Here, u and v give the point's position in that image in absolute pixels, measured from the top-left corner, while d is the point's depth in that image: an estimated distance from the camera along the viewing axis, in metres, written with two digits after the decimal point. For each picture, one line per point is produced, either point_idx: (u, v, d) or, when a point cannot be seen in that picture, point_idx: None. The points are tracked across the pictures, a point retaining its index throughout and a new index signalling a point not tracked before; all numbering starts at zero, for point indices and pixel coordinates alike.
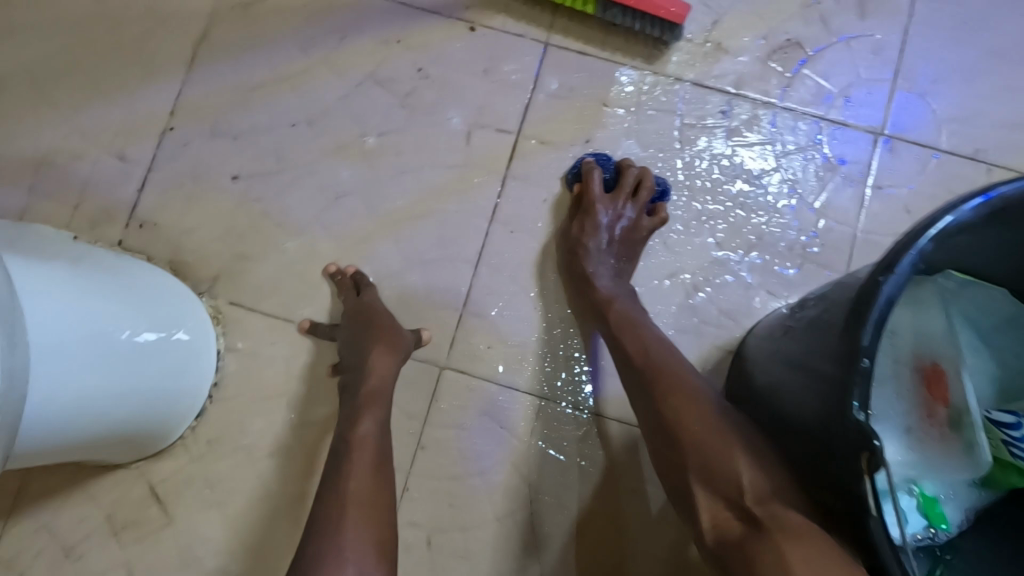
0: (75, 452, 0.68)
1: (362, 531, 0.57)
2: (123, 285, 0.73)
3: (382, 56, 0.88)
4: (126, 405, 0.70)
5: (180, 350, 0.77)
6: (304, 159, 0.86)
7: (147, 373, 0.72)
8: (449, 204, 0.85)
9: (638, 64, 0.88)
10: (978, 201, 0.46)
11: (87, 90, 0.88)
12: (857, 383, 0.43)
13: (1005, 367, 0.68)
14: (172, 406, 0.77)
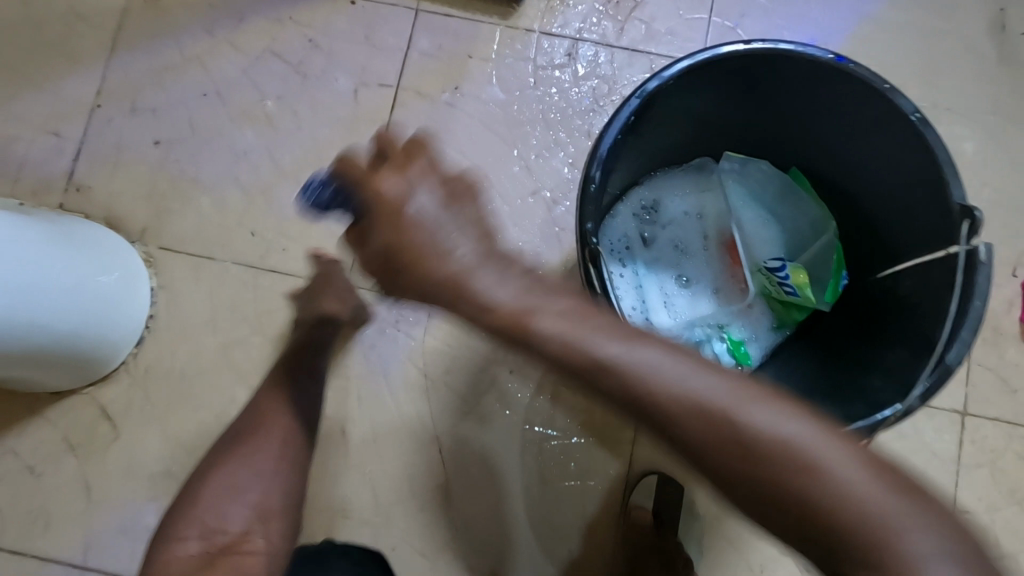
0: (38, 367, 0.84)
1: (280, 422, 0.78)
2: (77, 234, 0.88)
3: (276, 32, 1.03)
4: (78, 329, 0.85)
5: (123, 287, 0.92)
6: (215, 124, 1.01)
7: (97, 304, 0.87)
8: (342, 150, 1.01)
9: (496, 22, 1.04)
10: (673, 68, 0.61)
11: (23, 81, 1.03)
12: (585, 202, 0.60)
13: (789, 228, 0.79)
14: (97, 334, 0.88)
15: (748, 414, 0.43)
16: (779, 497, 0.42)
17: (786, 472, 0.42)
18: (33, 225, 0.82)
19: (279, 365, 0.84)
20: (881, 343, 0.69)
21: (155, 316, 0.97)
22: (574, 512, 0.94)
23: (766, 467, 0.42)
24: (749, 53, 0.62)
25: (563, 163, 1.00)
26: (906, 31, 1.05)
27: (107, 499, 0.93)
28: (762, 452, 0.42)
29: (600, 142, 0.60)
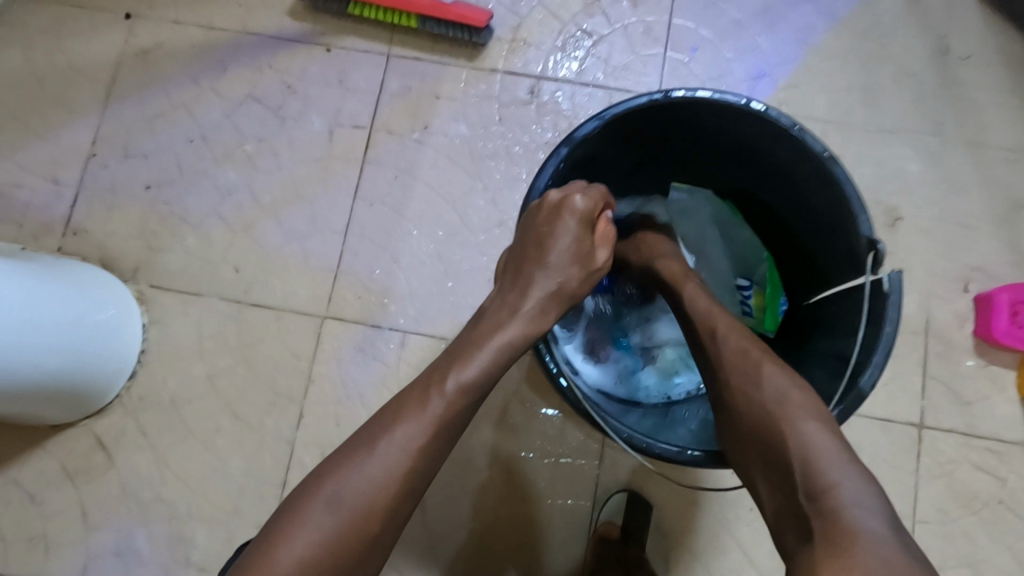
0: (44, 403, 0.91)
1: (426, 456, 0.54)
2: (78, 277, 0.96)
3: (256, 79, 1.11)
4: (80, 367, 0.92)
5: (121, 326, 0.99)
6: (199, 168, 1.09)
7: (97, 342, 0.94)
8: (318, 188, 1.07)
9: (461, 63, 1.10)
10: (591, 124, 0.66)
11: (24, 133, 1.10)
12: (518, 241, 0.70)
13: (738, 252, 0.85)
14: (83, 368, 0.93)
15: (784, 392, 0.59)
16: (769, 443, 0.57)
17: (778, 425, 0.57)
18: (33, 269, 0.89)
19: (426, 424, 0.54)
20: (802, 361, 0.74)
21: (146, 350, 1.03)
22: (543, 528, 0.99)
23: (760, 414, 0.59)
24: (672, 100, 0.67)
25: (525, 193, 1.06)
26: (853, 58, 1.10)
27: (103, 524, 0.99)
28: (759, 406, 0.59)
29: (536, 181, 0.68)
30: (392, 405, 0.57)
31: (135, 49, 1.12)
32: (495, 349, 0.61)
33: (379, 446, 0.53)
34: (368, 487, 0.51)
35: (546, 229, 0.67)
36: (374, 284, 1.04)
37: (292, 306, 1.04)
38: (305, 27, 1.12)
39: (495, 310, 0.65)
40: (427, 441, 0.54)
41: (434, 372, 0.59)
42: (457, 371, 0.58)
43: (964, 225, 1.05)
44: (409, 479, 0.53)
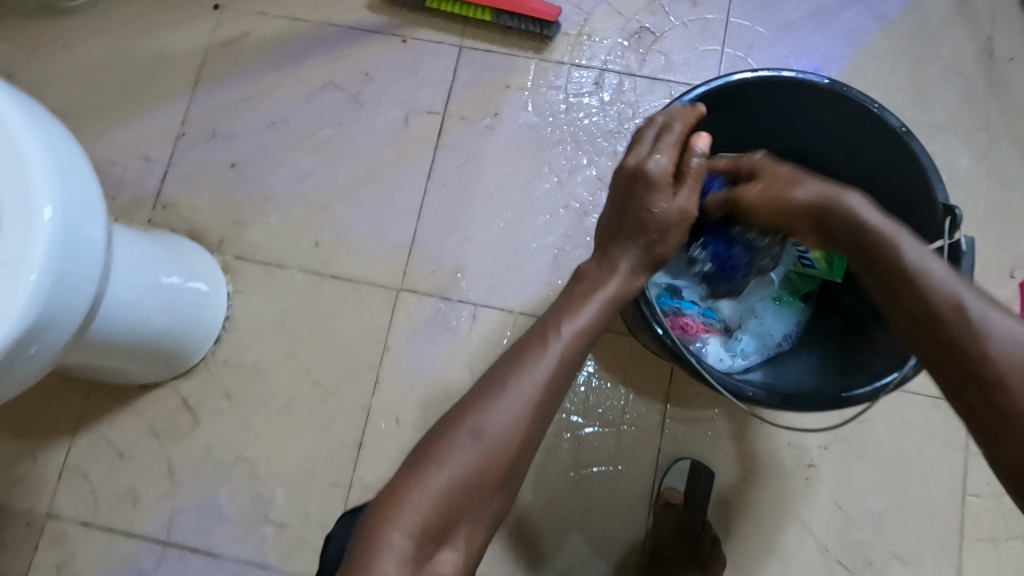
0: (140, 362, 0.97)
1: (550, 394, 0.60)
2: (175, 246, 1.01)
3: (336, 67, 1.17)
4: (175, 331, 0.98)
5: (210, 295, 1.04)
6: (281, 149, 1.15)
7: (190, 309, 1.00)
8: (394, 170, 1.14)
9: (531, 55, 1.17)
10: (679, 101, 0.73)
11: (117, 114, 1.17)
12: None
13: None
14: (179, 329, 0.98)
15: (952, 286, 0.55)
16: (958, 347, 0.53)
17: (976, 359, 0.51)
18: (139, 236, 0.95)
19: (548, 362, 0.60)
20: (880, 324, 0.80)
21: (231, 318, 1.09)
22: (606, 495, 1.03)
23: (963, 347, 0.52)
24: (760, 79, 0.74)
25: (589, 175, 1.12)
26: (900, 58, 1.16)
27: (188, 481, 1.03)
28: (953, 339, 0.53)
29: None
30: (516, 348, 0.63)
31: (222, 38, 1.19)
32: (604, 300, 0.67)
33: (515, 381, 0.59)
34: (509, 416, 0.58)
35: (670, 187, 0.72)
36: (447, 259, 1.10)
37: (369, 279, 1.10)
38: (384, 20, 1.19)
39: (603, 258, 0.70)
40: (554, 381, 0.61)
41: (547, 321, 0.65)
42: (569, 318, 0.64)
43: (1009, 216, 1.10)
44: (541, 408, 0.60)
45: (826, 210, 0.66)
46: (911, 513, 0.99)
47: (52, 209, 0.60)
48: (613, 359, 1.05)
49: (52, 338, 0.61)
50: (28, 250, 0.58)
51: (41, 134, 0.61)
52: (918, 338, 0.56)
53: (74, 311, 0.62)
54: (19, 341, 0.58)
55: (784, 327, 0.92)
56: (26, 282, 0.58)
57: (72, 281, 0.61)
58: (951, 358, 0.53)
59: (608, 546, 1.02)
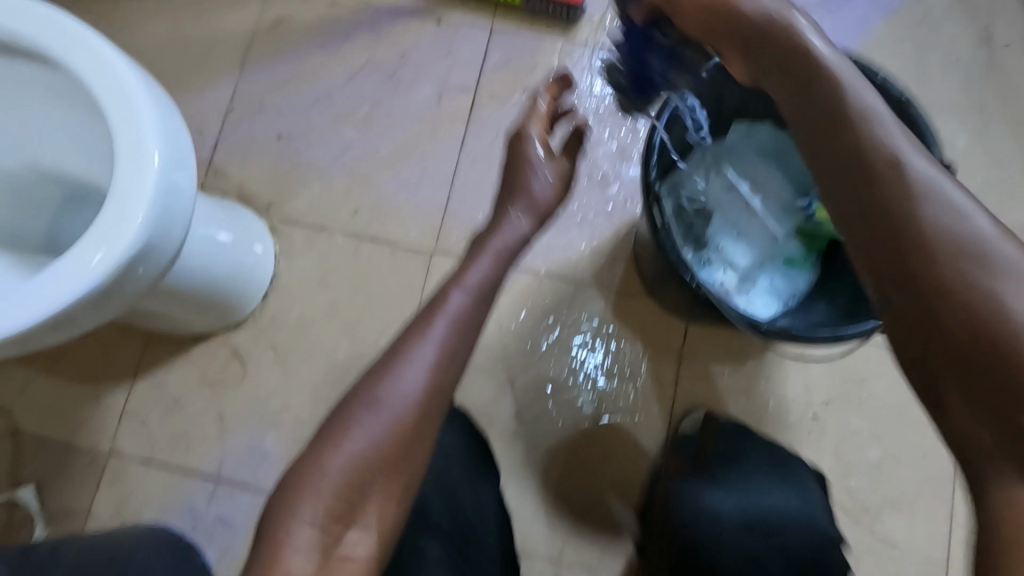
0: (199, 314, 1.06)
1: (447, 369, 0.64)
2: (229, 209, 1.10)
3: (375, 49, 1.26)
4: (230, 285, 1.07)
5: (260, 255, 1.13)
6: (324, 123, 1.24)
7: (243, 266, 1.09)
8: (428, 143, 1.22)
9: (556, 38, 1.25)
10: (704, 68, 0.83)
11: (173, 90, 1.27)
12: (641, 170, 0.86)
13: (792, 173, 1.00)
14: (236, 283, 1.08)
15: (884, 140, 0.53)
16: (886, 208, 0.51)
17: (952, 272, 0.47)
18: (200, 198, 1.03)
19: (437, 338, 0.65)
20: None
21: (277, 278, 1.18)
22: (627, 444, 1.11)
23: (936, 251, 0.48)
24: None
25: (611, 149, 1.20)
26: (904, 44, 1.24)
27: (238, 425, 1.12)
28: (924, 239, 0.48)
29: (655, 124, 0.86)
30: (417, 318, 0.67)
31: (270, 21, 1.29)
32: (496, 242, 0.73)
33: (407, 366, 0.62)
34: (404, 395, 0.61)
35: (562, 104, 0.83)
36: (478, 225, 1.18)
37: (405, 244, 1.18)
38: (419, 4, 1.27)
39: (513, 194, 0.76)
40: (465, 332, 0.67)
41: (439, 297, 0.69)
42: (463, 284, 0.69)
43: (1004, 192, 1.17)
44: (440, 377, 0.64)
45: (766, 37, 0.61)
46: (905, 462, 1.07)
47: (160, 154, 0.69)
48: (631, 319, 1.14)
49: (151, 266, 0.71)
50: (140, 187, 0.68)
51: (147, 90, 0.71)
52: (856, 187, 0.53)
53: (171, 244, 0.72)
54: (129, 263, 0.67)
55: (795, 285, 1.00)
56: (138, 216, 0.67)
57: (173, 217, 0.71)
58: (877, 214, 0.51)
59: (625, 491, 1.10)
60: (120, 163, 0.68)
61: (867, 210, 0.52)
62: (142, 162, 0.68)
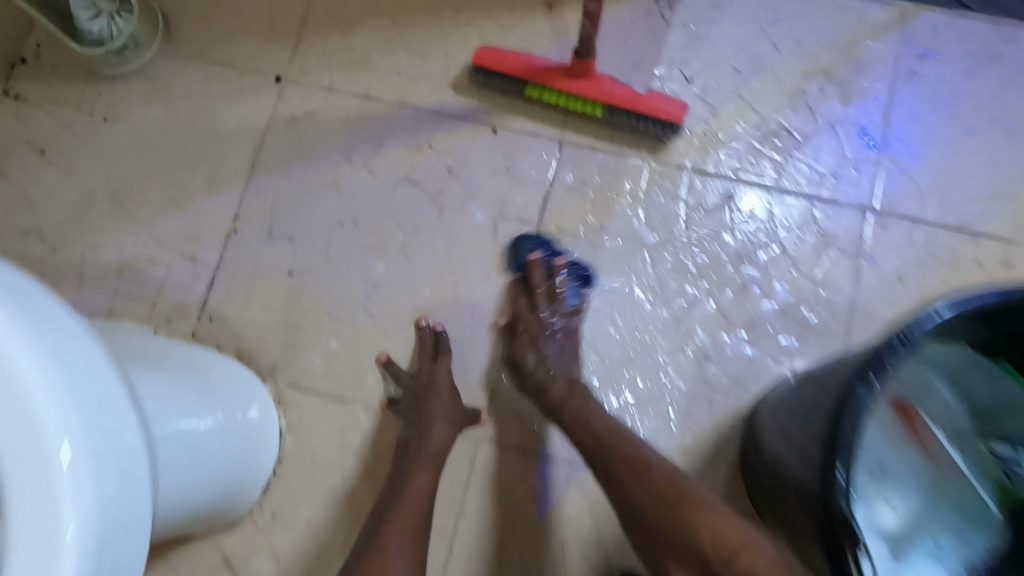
0: (196, 519, 0.82)
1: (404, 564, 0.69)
2: (204, 375, 0.86)
3: (414, 160, 1.00)
4: (229, 475, 0.83)
5: (256, 426, 0.89)
6: (348, 255, 0.99)
7: (239, 446, 0.85)
8: (479, 290, 0.96)
9: (645, 157, 0.98)
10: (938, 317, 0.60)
11: (161, 202, 1.02)
12: (840, 453, 0.59)
13: (986, 404, 0.76)
14: (236, 471, 0.84)
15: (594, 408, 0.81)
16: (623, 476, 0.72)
17: (676, 512, 0.67)
18: (174, 372, 0.78)
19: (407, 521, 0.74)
20: None
21: (281, 461, 0.94)
22: None
23: (667, 494, 0.68)
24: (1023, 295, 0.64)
25: (710, 310, 0.93)
26: None
27: None
28: (659, 490, 0.69)
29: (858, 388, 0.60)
30: (378, 513, 0.76)
31: (285, 116, 1.03)
32: (432, 464, 0.82)
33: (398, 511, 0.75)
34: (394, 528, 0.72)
35: (539, 313, 0.91)
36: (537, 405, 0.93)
37: None
38: (471, 104, 1.01)
39: (436, 421, 0.86)
40: (421, 501, 0.77)
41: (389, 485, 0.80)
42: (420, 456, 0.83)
43: None
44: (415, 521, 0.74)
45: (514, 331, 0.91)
46: None
47: (72, 443, 0.45)
48: None
49: None
50: (52, 508, 0.44)
51: (42, 334, 0.47)
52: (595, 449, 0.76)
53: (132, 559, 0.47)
54: None
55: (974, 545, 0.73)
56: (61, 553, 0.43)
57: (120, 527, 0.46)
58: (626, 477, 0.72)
59: None
60: (18, 472, 0.44)
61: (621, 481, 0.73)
62: (47, 472, 0.44)
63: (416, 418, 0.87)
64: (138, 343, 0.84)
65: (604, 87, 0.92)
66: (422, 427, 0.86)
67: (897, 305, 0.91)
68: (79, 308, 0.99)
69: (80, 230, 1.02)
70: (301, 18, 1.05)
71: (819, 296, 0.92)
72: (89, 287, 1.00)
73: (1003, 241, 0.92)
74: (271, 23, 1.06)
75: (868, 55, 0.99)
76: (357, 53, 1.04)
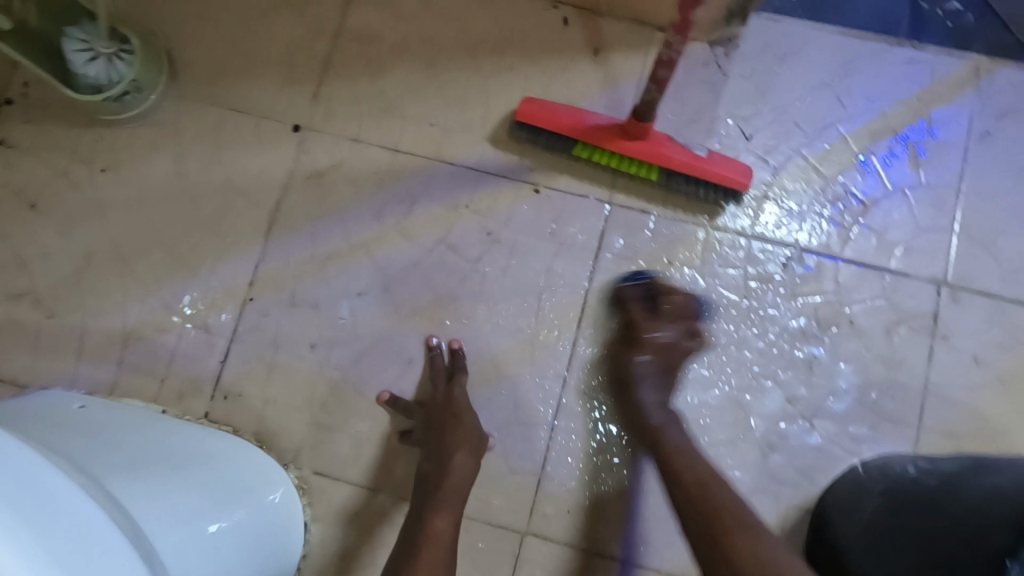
0: None
1: None
2: (207, 461, 0.76)
3: (450, 221, 0.91)
4: (265, 567, 0.76)
5: (276, 509, 0.81)
6: (377, 327, 0.90)
7: (265, 534, 0.77)
8: (523, 368, 0.88)
9: (701, 221, 0.91)
10: None
11: (169, 264, 0.92)
12: None
13: None
14: (271, 561, 0.77)
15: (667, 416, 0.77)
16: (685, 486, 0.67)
17: (715, 518, 0.62)
18: (180, 474, 0.69)
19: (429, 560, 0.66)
20: None
21: (306, 555, 0.86)
22: None
23: (721, 516, 0.62)
24: None
25: (773, 393, 0.87)
26: None
27: None
28: (716, 513, 0.62)
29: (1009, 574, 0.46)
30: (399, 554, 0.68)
31: (306, 170, 0.93)
32: (454, 502, 0.73)
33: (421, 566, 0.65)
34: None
35: (658, 321, 0.83)
36: (590, 493, 0.86)
37: (485, 517, 0.85)
38: (511, 160, 0.92)
39: (458, 450, 0.78)
40: (442, 552, 0.68)
41: (420, 510, 0.73)
42: (451, 497, 0.73)
43: None
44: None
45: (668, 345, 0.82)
46: None
47: None
48: None
49: None
50: None
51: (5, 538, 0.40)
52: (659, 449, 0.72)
53: None
54: None
55: None
56: None
57: None
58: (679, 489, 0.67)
59: None
60: None
61: (680, 491, 0.66)
62: None
63: (435, 448, 0.79)
64: (121, 443, 0.71)
65: (664, 150, 0.83)
66: (441, 459, 0.77)
67: (971, 389, 0.86)
68: (79, 382, 0.90)
69: (78, 296, 0.92)
70: (322, 60, 0.95)
71: (889, 379, 0.86)
72: (89, 359, 0.90)
73: None
74: (289, 65, 0.96)
75: (941, 114, 0.91)
76: (384, 100, 0.95)
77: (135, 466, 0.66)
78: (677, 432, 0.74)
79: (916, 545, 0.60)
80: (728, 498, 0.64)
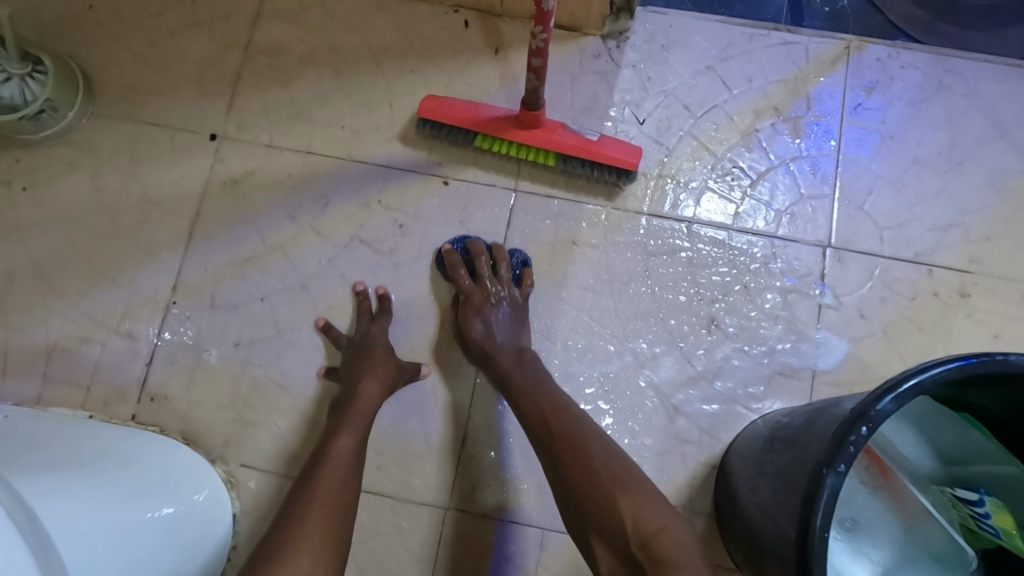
0: None
1: (316, 527, 0.67)
2: (129, 459, 0.80)
3: (363, 217, 0.96)
4: (188, 556, 0.79)
5: (203, 507, 0.84)
6: (298, 323, 0.94)
7: (185, 528, 0.79)
8: (439, 351, 0.92)
9: (601, 202, 0.96)
10: (912, 383, 0.53)
11: (90, 276, 0.95)
12: (814, 553, 0.52)
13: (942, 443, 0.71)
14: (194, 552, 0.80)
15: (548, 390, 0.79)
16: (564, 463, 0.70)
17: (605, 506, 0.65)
18: (96, 470, 0.73)
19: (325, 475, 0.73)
20: None
21: (237, 548, 0.88)
22: None
23: (559, 437, 0.72)
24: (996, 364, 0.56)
25: (677, 358, 0.92)
26: None
27: None
28: (599, 488, 0.66)
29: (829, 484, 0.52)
30: (305, 471, 0.75)
31: (222, 177, 0.97)
32: (358, 424, 0.79)
33: (317, 485, 0.71)
34: (316, 505, 0.69)
35: (482, 280, 0.90)
36: (507, 467, 0.89)
37: (409, 496, 0.88)
38: (419, 156, 0.97)
39: (367, 377, 0.84)
40: (345, 465, 0.75)
41: (328, 432, 0.79)
42: (350, 425, 0.79)
43: None
44: (338, 492, 0.72)
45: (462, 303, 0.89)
46: None
47: None
48: None
49: None
50: None
51: None
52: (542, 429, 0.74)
53: None
54: None
55: None
56: None
57: None
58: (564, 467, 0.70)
59: None
60: None
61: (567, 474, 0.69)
62: None
63: (348, 379, 0.86)
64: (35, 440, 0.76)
65: (556, 137, 0.89)
66: (353, 386, 0.84)
67: (857, 341, 0.91)
68: (5, 396, 0.92)
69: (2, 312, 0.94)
70: (233, 72, 1.00)
71: (785, 337, 0.92)
72: (15, 375, 0.92)
73: (956, 273, 0.93)
74: (203, 78, 1.00)
75: (816, 90, 0.98)
76: (295, 108, 0.99)
77: (43, 463, 0.69)
78: (526, 367, 0.82)
79: (778, 475, 0.65)
80: (567, 420, 0.74)
